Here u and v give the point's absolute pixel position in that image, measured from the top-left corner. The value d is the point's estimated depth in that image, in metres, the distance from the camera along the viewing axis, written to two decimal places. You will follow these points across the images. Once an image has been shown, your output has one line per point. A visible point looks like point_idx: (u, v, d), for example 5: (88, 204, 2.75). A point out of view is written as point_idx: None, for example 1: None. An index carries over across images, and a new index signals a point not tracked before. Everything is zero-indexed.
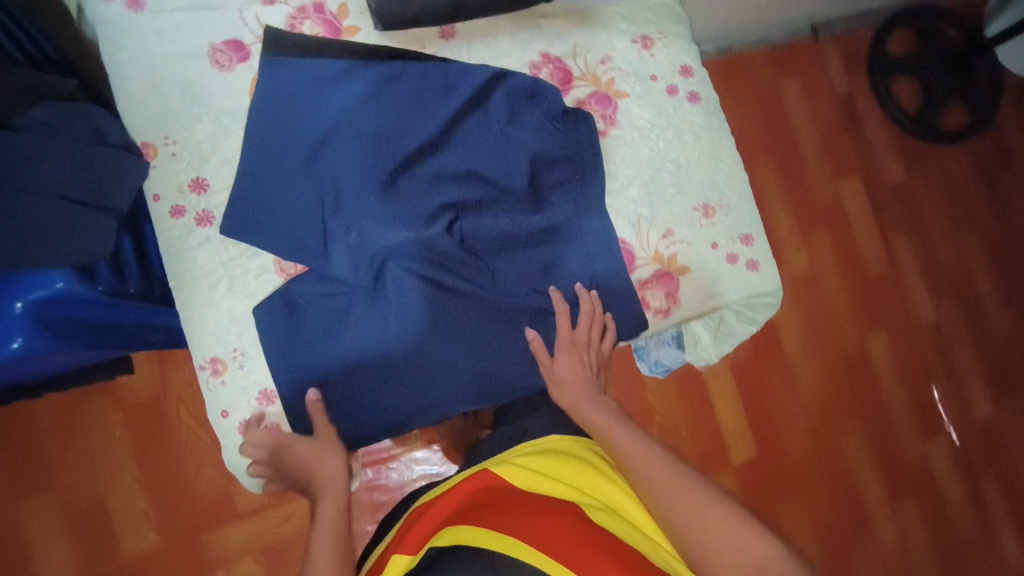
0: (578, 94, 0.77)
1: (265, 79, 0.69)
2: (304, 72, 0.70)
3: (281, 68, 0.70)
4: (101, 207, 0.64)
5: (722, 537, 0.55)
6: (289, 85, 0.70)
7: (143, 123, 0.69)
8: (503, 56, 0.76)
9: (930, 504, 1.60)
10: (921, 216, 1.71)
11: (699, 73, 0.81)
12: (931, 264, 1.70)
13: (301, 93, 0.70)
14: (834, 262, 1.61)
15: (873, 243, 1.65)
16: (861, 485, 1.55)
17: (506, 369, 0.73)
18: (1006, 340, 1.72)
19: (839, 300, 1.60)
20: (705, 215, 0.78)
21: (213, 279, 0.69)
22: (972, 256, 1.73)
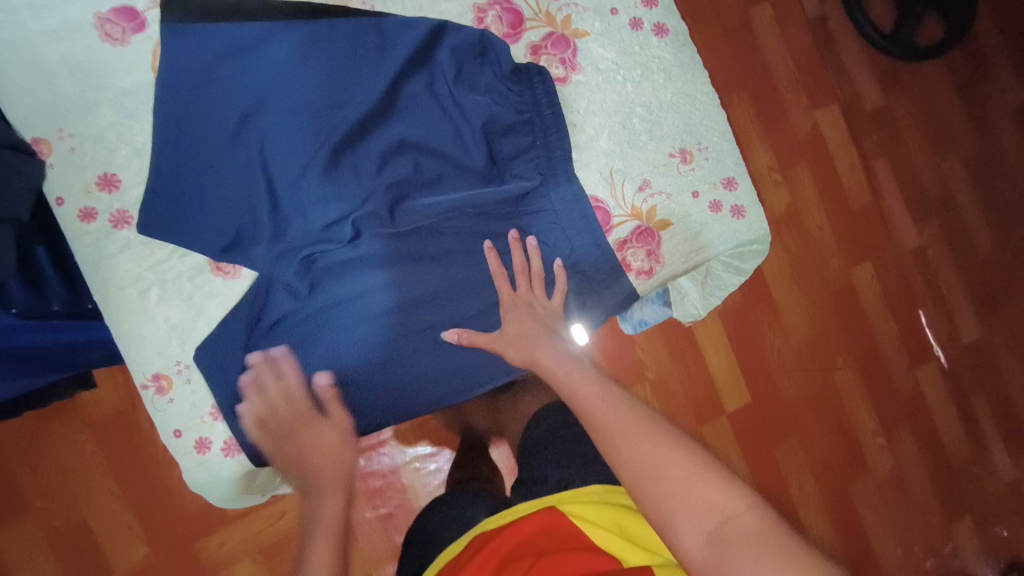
0: (532, 37, 0.69)
1: (168, 52, 0.59)
2: (212, 40, 0.60)
3: (186, 37, 0.59)
4: (1, 218, 0.54)
5: (682, 484, 0.49)
6: (198, 58, 0.60)
7: (31, 115, 0.58)
8: (443, 0, 0.67)
9: (922, 427, 1.62)
10: (901, 140, 1.66)
11: (663, 2, 0.72)
12: (914, 190, 1.66)
13: (217, 65, 0.60)
14: (817, 196, 1.56)
15: (855, 173, 1.60)
16: (855, 419, 1.56)
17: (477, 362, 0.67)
18: (993, 259, 1.69)
19: (824, 235, 1.56)
20: (684, 161, 0.71)
21: (142, 287, 0.61)
22: (954, 178, 1.69)
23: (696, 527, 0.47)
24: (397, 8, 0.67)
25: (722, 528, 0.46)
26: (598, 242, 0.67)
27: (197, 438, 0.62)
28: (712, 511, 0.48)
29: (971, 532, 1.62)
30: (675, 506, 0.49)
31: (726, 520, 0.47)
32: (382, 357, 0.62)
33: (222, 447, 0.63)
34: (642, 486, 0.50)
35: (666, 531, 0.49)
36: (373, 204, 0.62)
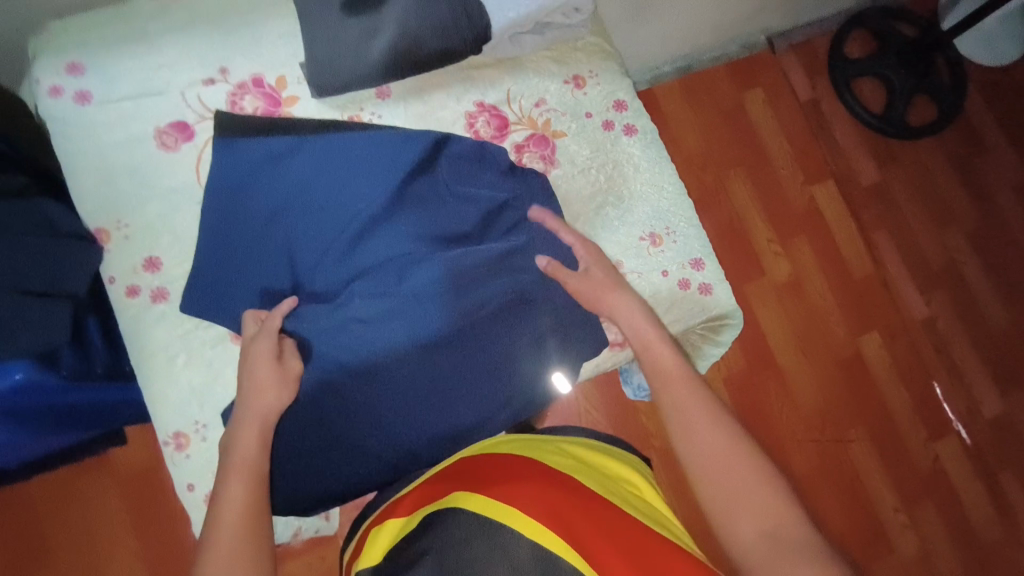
0: (516, 138, 0.79)
1: (218, 161, 0.71)
2: (252, 151, 0.71)
3: (232, 149, 0.71)
4: (56, 292, 0.67)
5: (748, 485, 0.56)
6: (241, 164, 0.71)
7: (96, 210, 0.71)
8: (440, 108, 0.79)
9: (946, 504, 1.55)
10: (901, 213, 1.71)
11: (633, 106, 0.82)
12: (917, 260, 1.69)
13: (256, 170, 0.71)
14: (817, 265, 1.61)
15: (854, 244, 1.64)
16: (872, 494, 1.51)
17: (471, 417, 0.72)
18: (1004, 330, 1.68)
19: (828, 304, 1.59)
20: (653, 244, 0.79)
21: (170, 353, 0.70)
22: (959, 249, 1.71)
23: (752, 524, 0.55)
24: (400, 116, 0.78)
25: (774, 531, 0.54)
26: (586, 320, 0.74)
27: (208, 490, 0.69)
28: (767, 515, 0.55)
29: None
30: (736, 506, 0.56)
31: (774, 527, 0.54)
32: (384, 416, 0.70)
33: None
34: (712, 478, 0.58)
35: (724, 522, 0.56)
36: (380, 283, 0.71)
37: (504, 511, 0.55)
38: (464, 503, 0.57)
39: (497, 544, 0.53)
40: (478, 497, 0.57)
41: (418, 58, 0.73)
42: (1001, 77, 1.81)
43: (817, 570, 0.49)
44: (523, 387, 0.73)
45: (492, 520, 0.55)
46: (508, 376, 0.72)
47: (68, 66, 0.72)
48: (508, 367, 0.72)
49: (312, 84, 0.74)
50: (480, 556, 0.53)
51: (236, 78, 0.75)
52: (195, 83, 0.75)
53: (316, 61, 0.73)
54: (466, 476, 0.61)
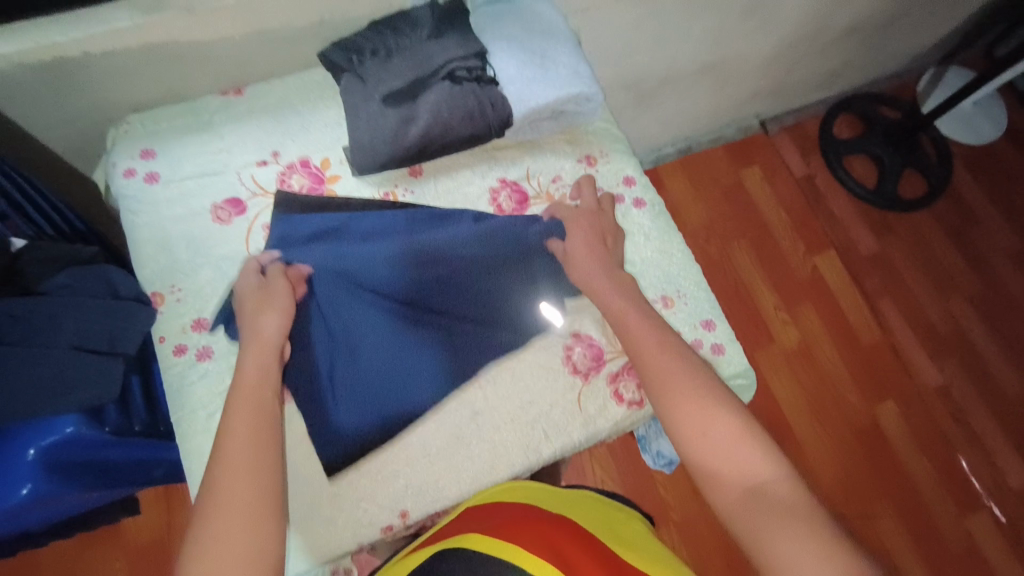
0: (536, 210, 0.87)
1: (278, 231, 0.79)
2: (310, 223, 0.80)
3: (292, 221, 0.80)
4: (111, 350, 0.72)
5: (726, 451, 0.60)
6: (299, 234, 0.79)
7: (153, 276, 0.77)
8: (465, 184, 0.87)
9: None
10: (903, 282, 1.76)
11: (641, 181, 0.90)
12: (925, 327, 1.71)
13: (312, 239, 0.79)
14: (826, 333, 1.64)
15: (860, 311, 1.68)
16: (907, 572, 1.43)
17: (500, 472, 0.75)
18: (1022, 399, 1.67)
19: (840, 371, 1.60)
20: (665, 306, 0.83)
21: (210, 410, 0.73)
22: (965, 317, 1.74)
23: (735, 486, 0.58)
24: (430, 191, 0.87)
25: (759, 489, 0.57)
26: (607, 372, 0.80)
27: None
28: (750, 474, 0.58)
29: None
30: (717, 467, 0.60)
31: (760, 484, 0.58)
32: (416, 467, 0.74)
33: None
34: (696, 452, 0.61)
35: (707, 486, 0.60)
36: (412, 329, 0.76)
37: (508, 548, 0.60)
38: (472, 543, 0.62)
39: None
40: (485, 538, 0.62)
41: (447, 141, 0.84)
42: (984, 155, 1.92)
43: (806, 533, 0.53)
44: (549, 442, 0.77)
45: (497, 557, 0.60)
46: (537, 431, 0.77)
47: (141, 151, 0.82)
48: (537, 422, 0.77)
49: (354, 164, 0.83)
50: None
51: (286, 160, 0.85)
52: (250, 165, 0.84)
53: (358, 144, 0.82)
54: (484, 517, 0.67)
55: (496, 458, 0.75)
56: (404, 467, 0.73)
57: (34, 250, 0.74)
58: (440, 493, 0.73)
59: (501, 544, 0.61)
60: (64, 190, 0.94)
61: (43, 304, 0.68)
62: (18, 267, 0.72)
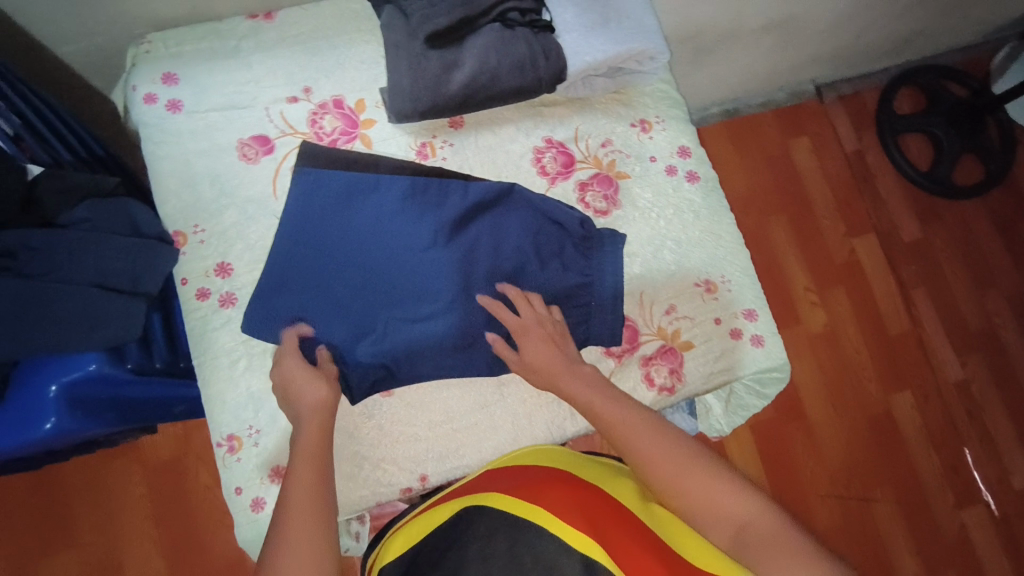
0: (581, 176, 0.81)
1: (297, 192, 0.72)
2: (331, 182, 0.72)
3: (311, 178, 0.72)
4: (134, 291, 0.68)
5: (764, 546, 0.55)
6: (318, 193, 0.72)
7: (176, 214, 0.74)
8: (509, 141, 0.81)
9: (970, 574, 1.48)
10: (940, 272, 1.69)
11: (696, 153, 0.83)
12: (955, 321, 1.66)
13: (335, 199, 0.72)
14: (854, 319, 1.59)
15: (890, 299, 1.63)
16: (894, 554, 1.46)
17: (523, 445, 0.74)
18: None
19: (863, 359, 1.57)
20: (708, 291, 0.79)
21: (233, 357, 0.71)
22: (1000, 313, 1.68)
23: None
24: (470, 144, 0.81)
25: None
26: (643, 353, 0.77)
27: (255, 496, 0.69)
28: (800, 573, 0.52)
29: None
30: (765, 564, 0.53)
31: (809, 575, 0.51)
32: (441, 434, 0.73)
33: (273, 508, 0.68)
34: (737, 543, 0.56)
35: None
36: (450, 288, 0.71)
37: (531, 511, 0.59)
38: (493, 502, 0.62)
39: (523, 541, 0.58)
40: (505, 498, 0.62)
41: (495, 92, 0.77)
42: None
43: None
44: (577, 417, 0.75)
45: (520, 520, 0.59)
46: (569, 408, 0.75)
47: (162, 76, 0.76)
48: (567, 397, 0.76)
49: (391, 108, 0.76)
50: (502, 551, 0.57)
51: (319, 98, 0.79)
52: (280, 101, 0.78)
53: (398, 87, 0.75)
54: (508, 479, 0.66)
55: (520, 430, 0.74)
56: (427, 432, 0.73)
57: (52, 178, 0.68)
58: (462, 460, 0.72)
59: (525, 506, 0.60)
60: (81, 106, 0.88)
61: (65, 239, 0.64)
62: (35, 194, 0.66)
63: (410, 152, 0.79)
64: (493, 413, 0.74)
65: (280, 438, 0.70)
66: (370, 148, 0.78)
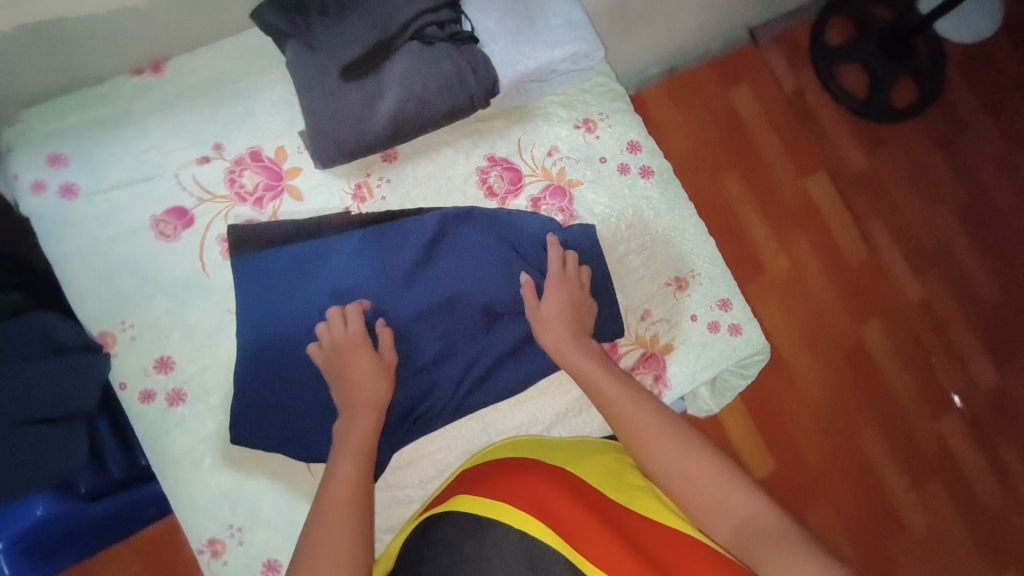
0: (532, 191, 0.76)
1: (242, 279, 0.68)
2: (280, 260, 0.68)
3: (257, 264, 0.68)
4: (66, 416, 0.63)
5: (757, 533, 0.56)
6: (268, 276, 0.68)
7: (97, 313, 0.66)
8: (450, 166, 0.75)
9: (952, 478, 1.54)
10: (889, 196, 1.72)
11: (647, 146, 0.80)
12: (908, 242, 1.71)
13: (287, 278, 0.68)
14: (816, 257, 1.60)
15: (847, 231, 1.64)
16: (881, 475, 1.50)
17: None
18: (995, 305, 1.72)
19: (829, 295, 1.58)
20: (680, 288, 0.77)
21: (196, 458, 0.67)
22: (948, 229, 1.74)
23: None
24: (409, 177, 0.75)
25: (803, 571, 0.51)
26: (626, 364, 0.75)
27: None
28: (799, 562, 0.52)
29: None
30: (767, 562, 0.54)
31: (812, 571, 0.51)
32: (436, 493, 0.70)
33: None
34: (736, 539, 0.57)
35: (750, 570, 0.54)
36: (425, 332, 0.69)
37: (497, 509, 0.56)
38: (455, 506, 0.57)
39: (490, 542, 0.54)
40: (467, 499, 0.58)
41: (425, 120, 0.71)
42: (976, 55, 1.83)
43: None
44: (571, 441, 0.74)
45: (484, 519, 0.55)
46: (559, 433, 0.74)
47: (49, 157, 0.67)
48: (557, 424, 0.74)
49: (315, 156, 0.70)
50: (472, 555, 0.53)
51: (233, 153, 0.71)
52: (190, 164, 0.70)
53: (320, 132, 0.69)
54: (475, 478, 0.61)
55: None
56: (419, 491, 0.70)
57: None
58: None
59: (489, 505, 0.56)
60: None
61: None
62: None
63: (346, 198, 0.73)
64: None
65: (267, 533, 0.67)
66: (301, 200, 0.72)
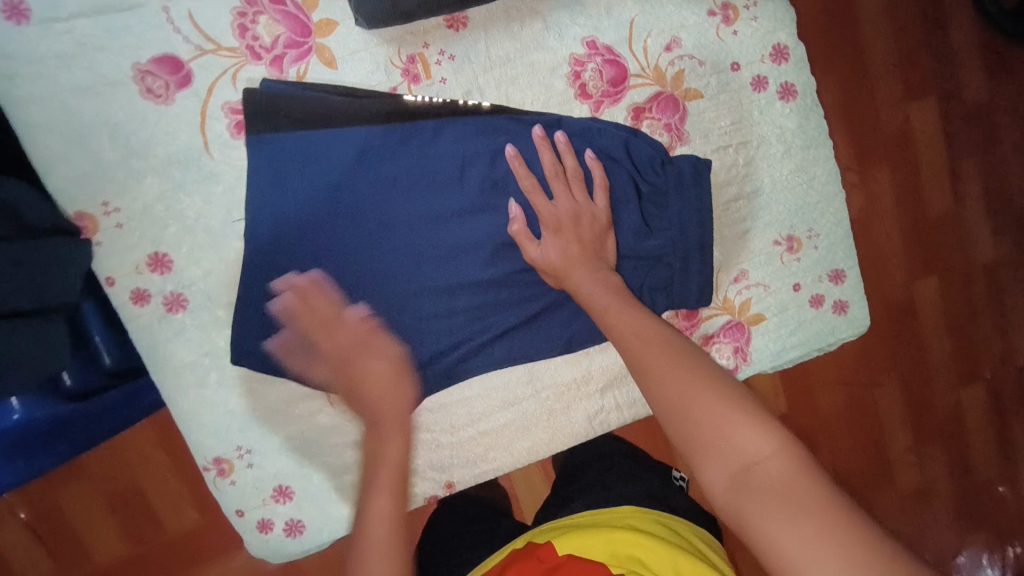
0: (636, 97, 0.58)
1: (253, 165, 0.53)
2: (290, 145, 0.52)
3: (271, 145, 0.53)
4: (42, 310, 0.45)
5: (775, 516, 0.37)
6: (278, 167, 0.53)
7: (70, 187, 0.52)
8: (534, 49, 0.56)
9: (960, 454, 1.05)
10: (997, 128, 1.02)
11: (796, 55, 0.60)
12: (1002, 166, 1.02)
13: (298, 167, 0.52)
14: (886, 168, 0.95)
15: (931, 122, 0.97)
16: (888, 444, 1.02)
17: (561, 443, 0.64)
18: None
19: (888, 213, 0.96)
20: (790, 250, 0.62)
21: (200, 374, 0.57)
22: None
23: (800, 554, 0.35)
24: (478, 59, 0.56)
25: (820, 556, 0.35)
26: (709, 332, 0.63)
27: (260, 518, 0.60)
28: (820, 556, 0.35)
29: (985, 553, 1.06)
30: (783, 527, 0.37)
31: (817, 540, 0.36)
32: (466, 438, 0.62)
33: (283, 527, 0.61)
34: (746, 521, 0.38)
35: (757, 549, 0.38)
36: (475, 266, 0.55)
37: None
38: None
39: None
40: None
41: None
42: None
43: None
44: (625, 406, 0.64)
45: None
46: (612, 396, 0.64)
47: None
48: (612, 384, 0.64)
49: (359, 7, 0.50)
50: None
51: None
52: None
53: None
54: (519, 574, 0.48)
55: (556, 428, 0.63)
56: (448, 437, 0.62)
57: None
58: (492, 463, 0.63)
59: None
60: None
61: None
62: None
63: (394, 73, 0.55)
64: (523, 411, 0.63)
65: (278, 458, 0.60)
66: (335, 69, 0.54)
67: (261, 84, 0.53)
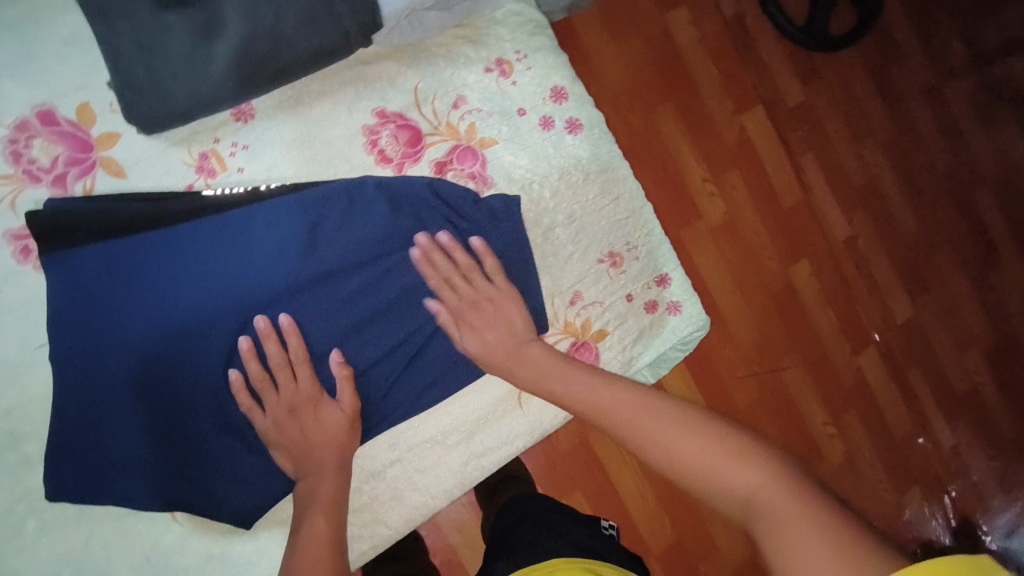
0: (434, 154, 0.62)
1: (53, 285, 0.52)
2: (89, 259, 0.51)
3: (67, 262, 0.52)
4: None
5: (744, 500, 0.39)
6: (80, 283, 0.51)
7: None
8: (327, 125, 0.59)
9: (876, 422, 1.08)
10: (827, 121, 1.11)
11: (574, 93, 0.66)
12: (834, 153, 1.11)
13: (101, 278, 0.51)
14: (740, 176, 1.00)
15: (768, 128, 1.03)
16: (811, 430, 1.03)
17: (435, 502, 0.63)
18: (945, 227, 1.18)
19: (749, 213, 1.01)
20: (613, 265, 0.67)
21: (15, 521, 0.53)
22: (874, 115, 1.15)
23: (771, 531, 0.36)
24: (273, 144, 0.58)
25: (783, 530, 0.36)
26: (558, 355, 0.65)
27: None
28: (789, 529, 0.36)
29: (924, 504, 1.11)
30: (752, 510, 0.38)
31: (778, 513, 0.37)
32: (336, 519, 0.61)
33: None
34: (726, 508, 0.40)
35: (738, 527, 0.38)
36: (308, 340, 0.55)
37: None
38: None
39: None
40: None
41: (284, 65, 0.52)
42: None
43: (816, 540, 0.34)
44: (495, 448, 0.65)
45: None
46: (477, 441, 0.64)
47: None
48: (476, 430, 0.64)
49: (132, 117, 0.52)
50: None
51: (12, 116, 0.53)
52: None
53: (135, 84, 0.51)
54: None
55: (427, 486, 0.63)
56: None
57: None
58: (370, 538, 0.62)
59: None
60: None
61: None
62: None
63: (188, 171, 0.56)
64: (392, 477, 0.62)
65: None
66: (123, 177, 0.55)
67: (43, 204, 0.52)
